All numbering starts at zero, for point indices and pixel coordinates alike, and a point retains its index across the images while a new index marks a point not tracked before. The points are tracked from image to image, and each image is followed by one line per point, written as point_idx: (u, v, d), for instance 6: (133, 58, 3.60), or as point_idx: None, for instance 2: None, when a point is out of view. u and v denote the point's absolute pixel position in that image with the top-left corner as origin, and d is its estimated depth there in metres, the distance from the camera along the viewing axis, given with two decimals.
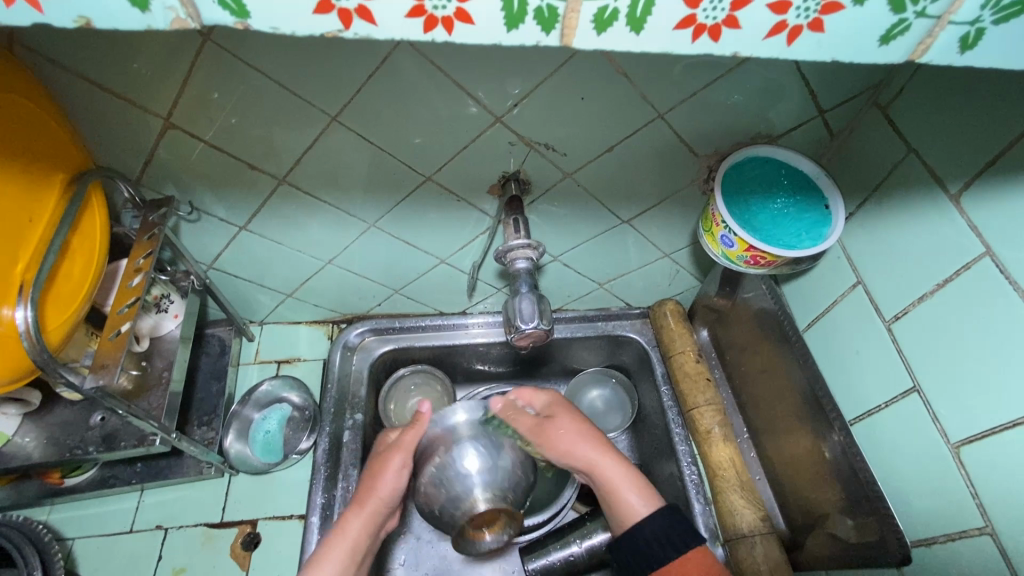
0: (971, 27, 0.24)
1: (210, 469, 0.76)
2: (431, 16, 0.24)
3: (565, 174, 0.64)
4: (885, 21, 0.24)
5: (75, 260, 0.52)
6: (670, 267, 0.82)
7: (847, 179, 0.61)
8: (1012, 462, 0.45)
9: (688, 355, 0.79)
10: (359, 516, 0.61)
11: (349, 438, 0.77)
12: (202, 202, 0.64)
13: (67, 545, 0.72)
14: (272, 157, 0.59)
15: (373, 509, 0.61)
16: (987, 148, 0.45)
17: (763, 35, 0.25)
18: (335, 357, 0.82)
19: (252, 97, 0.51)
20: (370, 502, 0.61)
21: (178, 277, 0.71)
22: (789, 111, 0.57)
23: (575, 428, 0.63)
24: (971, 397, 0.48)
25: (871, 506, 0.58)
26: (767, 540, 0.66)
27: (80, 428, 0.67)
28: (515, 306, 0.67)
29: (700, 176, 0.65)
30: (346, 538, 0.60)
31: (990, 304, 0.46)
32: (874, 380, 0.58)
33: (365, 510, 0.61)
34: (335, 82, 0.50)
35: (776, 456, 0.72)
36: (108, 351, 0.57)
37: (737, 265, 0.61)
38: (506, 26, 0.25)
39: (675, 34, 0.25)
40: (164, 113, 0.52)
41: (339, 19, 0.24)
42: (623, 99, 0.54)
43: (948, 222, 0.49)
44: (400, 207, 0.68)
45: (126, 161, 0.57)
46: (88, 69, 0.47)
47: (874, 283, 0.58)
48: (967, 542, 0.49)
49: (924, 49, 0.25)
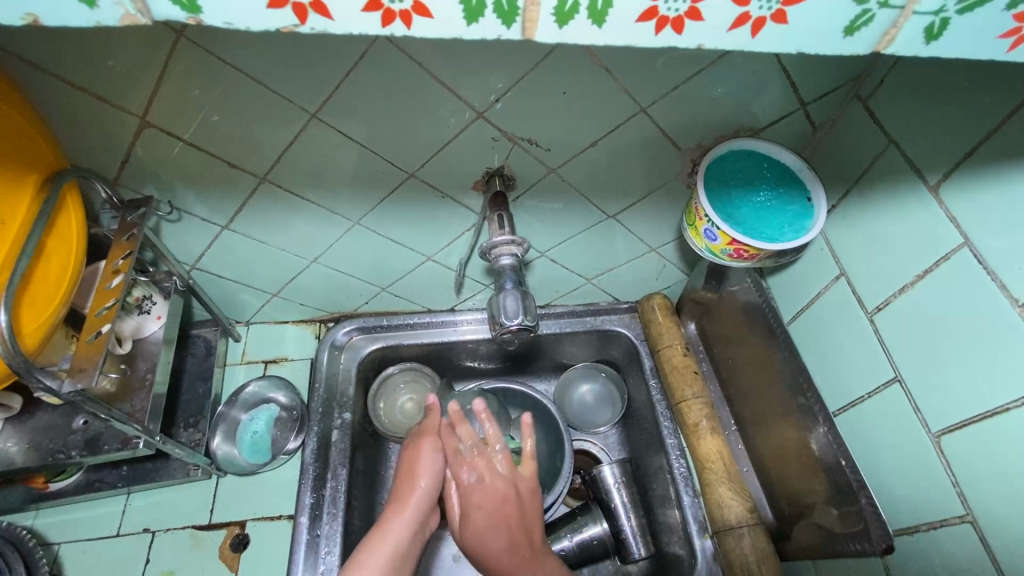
0: (936, 16, 0.24)
1: (198, 471, 0.75)
2: (389, 10, 0.24)
3: (549, 169, 0.63)
4: (850, 11, 0.24)
5: (51, 263, 0.50)
6: (657, 261, 0.82)
7: (830, 172, 0.61)
8: (991, 450, 0.45)
9: (676, 349, 0.79)
10: (400, 522, 0.64)
11: (337, 437, 0.77)
12: (182, 201, 0.63)
13: (52, 550, 0.71)
14: (252, 155, 0.58)
15: (414, 506, 0.65)
16: (965, 138, 0.46)
17: (727, 27, 0.25)
18: (323, 356, 0.82)
19: (230, 95, 0.51)
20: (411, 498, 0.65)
21: (160, 278, 0.71)
22: (772, 104, 0.57)
23: (496, 519, 0.64)
24: (951, 386, 0.48)
25: (854, 496, 0.58)
26: (756, 531, 0.66)
27: (63, 433, 0.66)
28: (500, 302, 0.67)
29: (684, 170, 0.65)
30: (388, 534, 0.62)
31: (969, 294, 0.46)
32: (858, 371, 0.59)
33: (406, 506, 0.65)
34: (312, 78, 0.49)
35: (764, 447, 0.73)
36: (86, 353, 0.55)
37: (721, 259, 0.61)
38: (465, 19, 0.24)
39: (638, 26, 0.25)
40: (139, 112, 0.51)
41: (293, 13, 0.24)
42: (605, 93, 0.53)
43: (928, 214, 0.49)
44: (384, 205, 0.67)
45: (102, 160, 0.56)
46: (59, 67, 0.46)
47: (857, 275, 0.58)
48: (948, 530, 0.49)
49: (890, 40, 0.25)
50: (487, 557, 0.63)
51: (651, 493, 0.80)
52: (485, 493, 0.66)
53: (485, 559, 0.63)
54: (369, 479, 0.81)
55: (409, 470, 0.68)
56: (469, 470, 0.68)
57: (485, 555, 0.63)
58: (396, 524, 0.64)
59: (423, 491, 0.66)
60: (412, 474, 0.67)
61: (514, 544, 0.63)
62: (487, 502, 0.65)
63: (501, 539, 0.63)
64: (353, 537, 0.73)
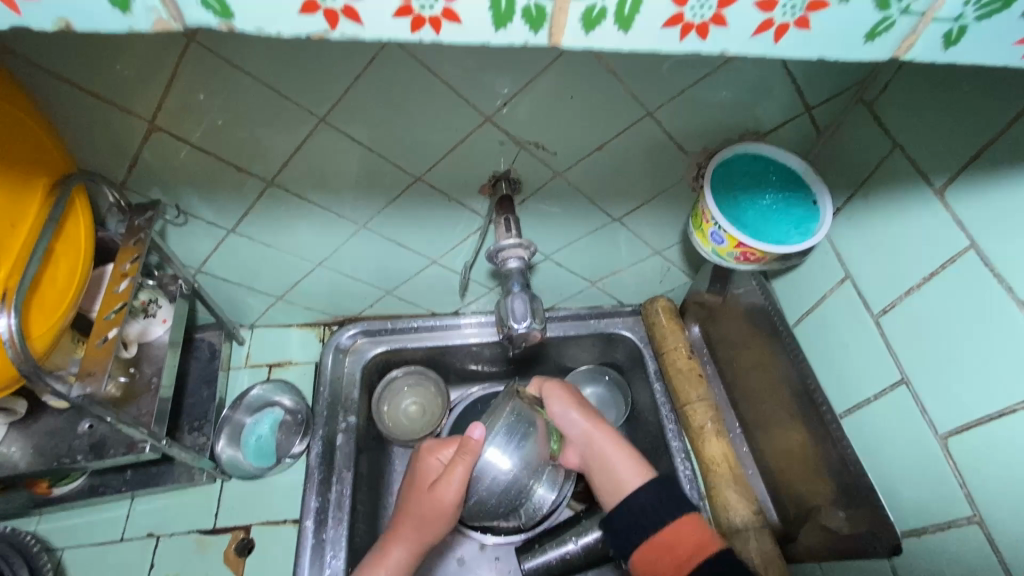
0: (955, 23, 0.24)
1: (202, 475, 0.75)
2: (418, 16, 0.24)
3: (556, 172, 0.64)
4: (871, 18, 0.24)
5: (60, 266, 0.51)
6: (662, 264, 0.82)
7: (835, 175, 0.61)
8: (999, 452, 0.45)
9: (681, 352, 0.79)
10: (404, 548, 0.64)
11: (342, 441, 0.77)
12: (189, 205, 0.63)
13: (57, 556, 0.71)
14: (260, 158, 0.58)
15: (419, 542, 0.65)
16: (970, 142, 0.46)
17: (751, 33, 0.25)
18: (328, 359, 0.82)
19: (240, 99, 0.51)
20: (424, 534, 0.65)
21: (166, 282, 0.70)
22: (777, 108, 0.57)
23: (577, 415, 0.66)
24: (958, 388, 0.48)
25: (863, 498, 0.59)
26: (761, 534, 0.66)
27: (68, 437, 0.65)
28: (507, 305, 0.67)
29: (689, 173, 0.66)
30: (391, 566, 0.64)
31: (975, 297, 0.46)
32: (864, 373, 0.59)
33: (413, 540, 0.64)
34: (322, 82, 0.50)
35: (769, 449, 0.73)
36: (94, 357, 0.56)
37: (728, 262, 0.62)
38: (493, 25, 0.25)
39: (663, 32, 0.25)
40: (148, 115, 0.51)
41: (324, 19, 0.24)
42: (612, 96, 0.54)
43: (933, 217, 0.50)
44: (391, 208, 0.67)
45: (110, 164, 0.56)
46: (71, 73, 0.46)
47: (862, 277, 0.58)
48: (956, 532, 0.49)
49: (909, 46, 0.26)
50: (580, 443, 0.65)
51: None
52: (566, 398, 0.68)
53: (592, 441, 0.64)
54: (372, 482, 0.81)
55: (424, 510, 0.64)
56: (555, 385, 0.69)
57: (594, 439, 0.64)
58: (397, 555, 0.65)
59: (434, 532, 0.65)
60: (429, 517, 0.64)
61: (591, 418, 0.66)
62: (568, 406, 0.67)
63: (603, 430, 0.65)
64: (358, 542, 0.73)
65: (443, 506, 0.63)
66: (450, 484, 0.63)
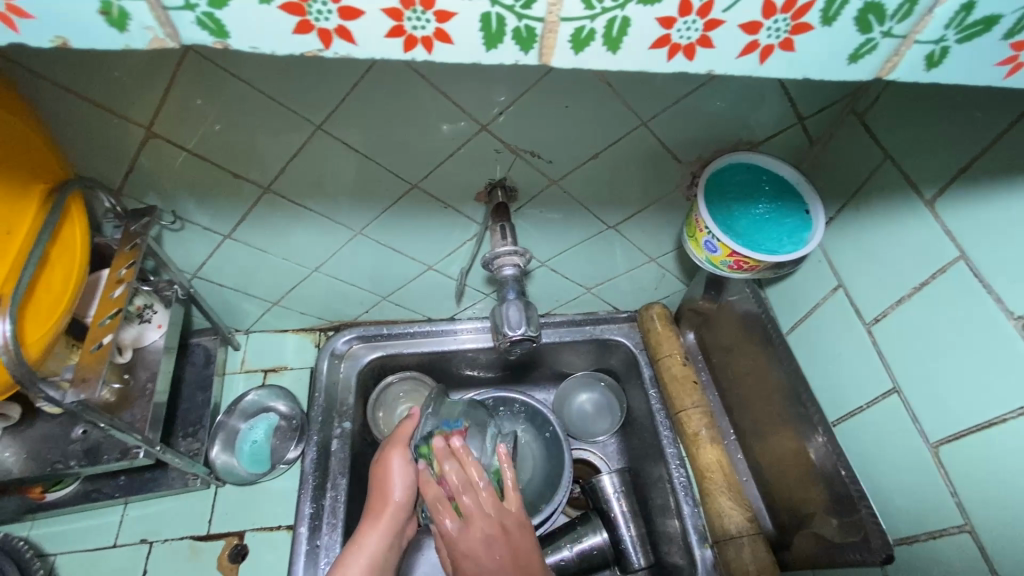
0: (936, 45, 0.25)
1: (196, 481, 0.75)
2: (411, 35, 0.24)
3: (551, 181, 0.64)
4: (854, 40, 0.25)
5: (54, 273, 0.51)
6: (657, 271, 0.83)
7: (828, 185, 0.62)
8: (990, 461, 0.46)
9: (675, 358, 0.79)
10: (375, 528, 0.65)
11: (337, 447, 0.77)
12: (185, 210, 0.63)
13: (49, 561, 0.71)
14: (255, 165, 0.58)
15: (390, 516, 0.66)
16: (959, 155, 0.47)
17: (736, 54, 0.26)
18: (323, 364, 0.82)
19: (236, 107, 0.51)
20: (384, 508, 0.66)
21: (161, 286, 0.70)
22: (770, 118, 0.58)
23: (495, 541, 0.62)
24: (949, 397, 0.49)
25: (854, 505, 0.59)
26: (755, 541, 0.66)
27: (61, 442, 0.65)
28: (503, 312, 0.67)
29: (684, 182, 0.66)
30: (365, 547, 0.64)
31: (965, 307, 0.47)
32: (857, 381, 0.59)
33: (381, 514, 0.66)
34: (318, 91, 0.50)
35: (763, 456, 0.73)
36: (89, 363, 0.55)
37: (721, 270, 0.62)
38: (485, 45, 0.25)
39: (652, 52, 0.25)
40: (146, 122, 0.52)
41: (319, 38, 0.24)
42: (606, 107, 0.54)
43: (923, 227, 0.50)
44: (387, 215, 0.68)
45: (107, 170, 0.56)
46: (68, 80, 0.47)
47: (854, 286, 0.59)
48: (947, 540, 0.50)
49: (892, 67, 0.26)
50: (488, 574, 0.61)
51: (651, 503, 0.81)
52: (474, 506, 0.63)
53: None
54: (367, 488, 0.81)
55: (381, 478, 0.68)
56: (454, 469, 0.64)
57: None
58: (372, 535, 0.65)
59: (397, 503, 0.66)
60: (384, 485, 0.67)
61: (517, 564, 0.61)
62: (488, 523, 0.62)
63: (506, 548, 0.62)
64: None
65: (393, 475, 0.67)
66: (396, 449, 0.69)
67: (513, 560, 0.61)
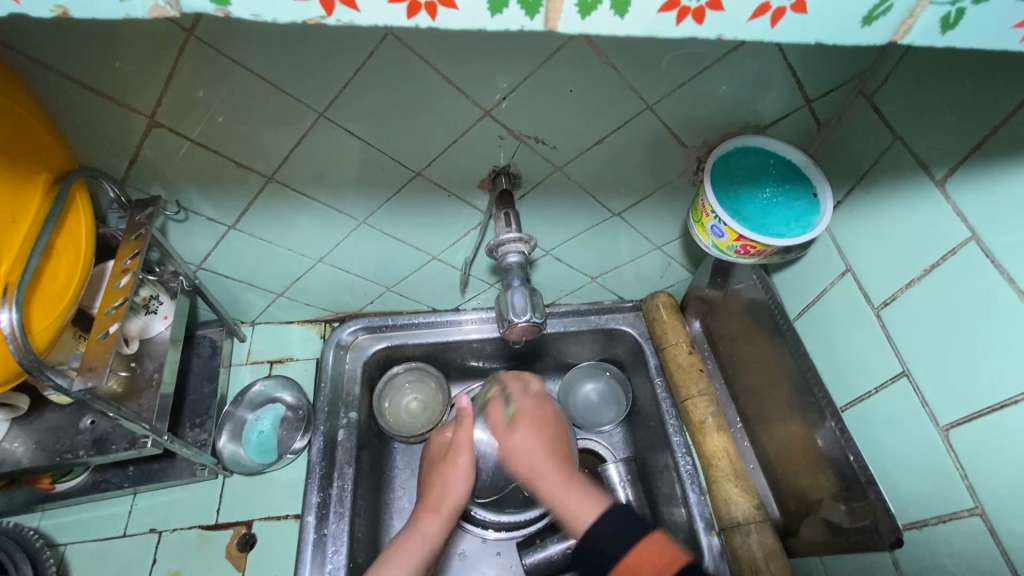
0: (952, 6, 0.24)
1: (204, 471, 0.75)
2: (415, 1, 0.24)
3: (556, 167, 0.64)
4: (868, 0, 0.24)
5: (60, 261, 0.51)
6: (662, 260, 0.82)
7: (835, 169, 0.61)
8: (999, 444, 0.45)
9: (681, 347, 0.79)
10: (435, 519, 0.66)
11: (344, 437, 0.77)
12: (189, 200, 0.63)
13: (59, 551, 0.71)
14: (259, 155, 0.58)
15: (448, 513, 0.67)
16: (970, 135, 0.46)
17: (747, 17, 0.25)
18: (328, 355, 0.82)
19: (238, 94, 0.51)
20: (445, 506, 0.67)
21: (166, 278, 0.71)
22: (776, 101, 0.57)
23: (538, 449, 0.63)
24: (959, 380, 0.48)
25: (863, 490, 0.59)
26: (762, 528, 0.66)
27: (70, 433, 0.66)
28: (508, 299, 0.67)
29: (689, 167, 0.65)
30: (424, 539, 0.64)
31: (976, 288, 0.46)
32: (865, 366, 0.59)
33: (441, 512, 0.66)
34: (322, 77, 0.50)
35: (770, 444, 0.73)
36: (96, 352, 0.56)
37: (728, 255, 0.62)
38: (490, 9, 0.25)
39: (660, 16, 0.25)
40: (148, 111, 0.51)
41: (321, 5, 0.24)
42: (611, 89, 0.53)
43: (934, 207, 0.49)
44: (391, 203, 0.67)
45: (111, 160, 0.56)
46: (68, 67, 0.46)
47: (862, 270, 0.58)
48: (957, 524, 0.49)
49: (907, 29, 0.26)
50: (532, 469, 0.62)
51: (657, 492, 0.80)
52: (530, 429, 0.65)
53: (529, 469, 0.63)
54: (374, 478, 0.81)
55: (444, 479, 0.68)
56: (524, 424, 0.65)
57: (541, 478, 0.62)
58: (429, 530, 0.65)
59: (455, 504, 0.67)
60: (449, 491, 0.67)
61: (553, 456, 0.63)
62: (536, 435, 0.64)
63: (558, 473, 0.61)
64: (360, 537, 0.73)
65: (451, 505, 0.67)
66: (461, 450, 0.69)
67: (563, 474, 0.61)
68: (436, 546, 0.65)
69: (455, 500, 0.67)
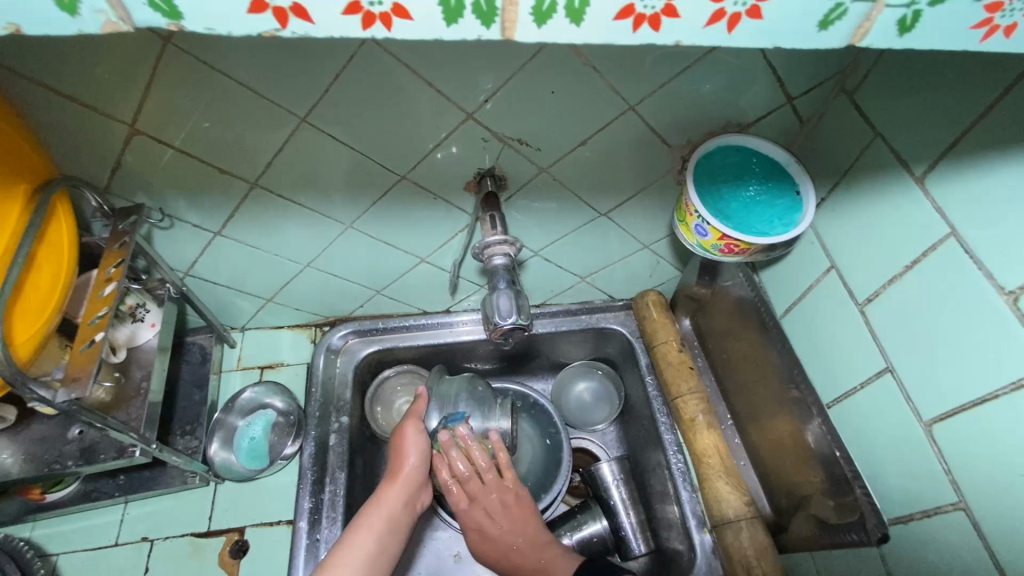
0: (908, 9, 0.25)
1: (196, 478, 0.75)
2: (367, 12, 0.24)
3: (540, 169, 0.64)
4: (823, 5, 0.25)
5: (42, 273, 0.51)
6: (651, 258, 0.82)
7: (818, 166, 0.62)
8: (981, 438, 0.46)
9: (671, 345, 0.79)
10: (394, 487, 0.67)
11: (335, 441, 0.77)
12: (173, 208, 0.63)
13: (51, 561, 0.71)
14: (242, 162, 0.58)
15: (406, 481, 0.68)
16: (948, 130, 0.46)
17: (703, 22, 0.25)
18: (319, 360, 0.82)
19: (218, 100, 0.50)
20: (403, 473, 0.68)
21: (153, 286, 0.69)
22: (758, 99, 0.57)
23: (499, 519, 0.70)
24: (942, 375, 0.49)
25: (849, 486, 0.59)
26: (753, 524, 0.66)
27: (58, 443, 0.66)
28: (493, 302, 0.67)
29: (674, 166, 0.66)
30: (384, 504, 0.66)
31: (956, 284, 0.46)
32: (851, 363, 0.59)
33: (400, 479, 0.67)
34: (302, 82, 0.49)
35: (760, 440, 0.73)
36: (79, 363, 0.55)
37: (713, 254, 0.62)
38: (445, 20, 0.25)
39: (615, 23, 0.25)
40: (129, 119, 0.51)
41: (273, 17, 0.24)
42: (593, 90, 0.53)
43: (914, 204, 0.50)
44: (377, 206, 0.67)
45: (93, 168, 0.56)
46: (45, 77, 0.46)
47: (846, 267, 0.59)
48: (942, 518, 0.50)
49: (864, 33, 0.26)
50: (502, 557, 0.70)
51: (650, 489, 0.80)
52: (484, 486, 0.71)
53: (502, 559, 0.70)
54: (366, 481, 0.81)
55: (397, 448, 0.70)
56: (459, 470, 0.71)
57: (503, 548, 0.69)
58: (390, 496, 0.66)
59: (416, 471, 0.68)
60: (399, 459, 0.69)
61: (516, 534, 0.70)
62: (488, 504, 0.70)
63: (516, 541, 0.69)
64: None
65: (407, 473, 0.68)
66: (411, 421, 0.71)
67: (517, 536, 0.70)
68: (395, 511, 0.66)
69: (410, 467, 0.68)
